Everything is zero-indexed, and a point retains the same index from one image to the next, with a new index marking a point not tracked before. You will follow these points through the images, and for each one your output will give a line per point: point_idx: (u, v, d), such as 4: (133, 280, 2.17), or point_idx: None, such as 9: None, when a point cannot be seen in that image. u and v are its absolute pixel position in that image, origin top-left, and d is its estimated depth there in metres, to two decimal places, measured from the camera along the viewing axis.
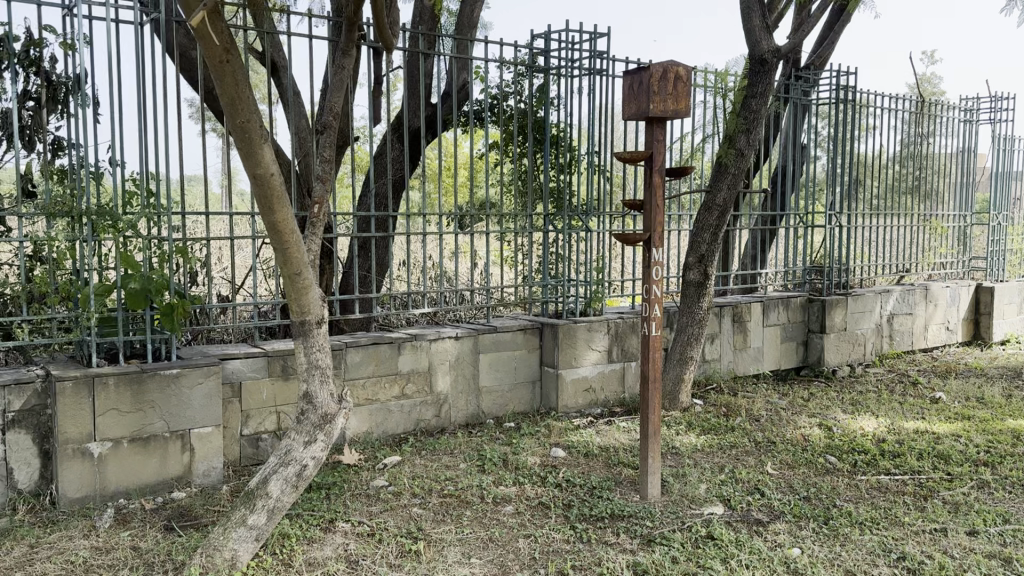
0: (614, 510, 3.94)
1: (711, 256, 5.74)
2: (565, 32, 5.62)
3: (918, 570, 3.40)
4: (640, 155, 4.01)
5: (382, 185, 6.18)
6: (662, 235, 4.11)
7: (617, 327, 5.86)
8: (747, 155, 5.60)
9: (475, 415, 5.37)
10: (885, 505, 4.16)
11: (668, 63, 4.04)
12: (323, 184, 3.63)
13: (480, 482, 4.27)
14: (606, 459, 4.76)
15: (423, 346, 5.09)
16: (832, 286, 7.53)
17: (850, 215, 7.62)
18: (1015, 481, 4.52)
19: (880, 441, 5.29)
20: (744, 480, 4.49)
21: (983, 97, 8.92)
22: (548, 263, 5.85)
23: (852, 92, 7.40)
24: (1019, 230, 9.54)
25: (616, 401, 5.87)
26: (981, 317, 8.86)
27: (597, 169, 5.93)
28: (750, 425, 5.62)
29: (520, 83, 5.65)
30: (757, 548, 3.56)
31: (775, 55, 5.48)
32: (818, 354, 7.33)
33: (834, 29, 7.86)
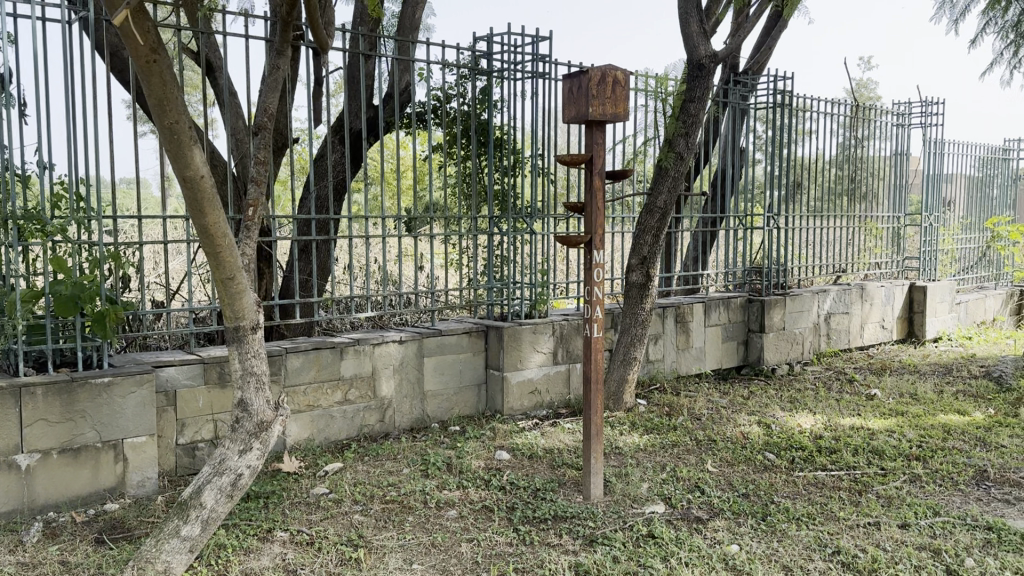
0: (557, 512, 3.95)
1: (653, 257, 5.79)
2: (508, 35, 5.63)
3: (852, 564, 3.48)
4: (580, 158, 4.02)
5: (323, 188, 6.10)
6: (603, 237, 4.13)
7: (562, 328, 5.88)
8: (686, 158, 5.67)
9: (420, 419, 5.33)
10: (821, 501, 4.25)
11: (607, 67, 4.06)
12: (257, 186, 3.56)
13: (423, 487, 4.24)
14: (550, 460, 4.78)
15: (365, 350, 5.03)
16: (771, 286, 7.69)
17: (788, 217, 7.78)
18: (945, 474, 4.67)
19: (817, 437, 5.41)
20: (684, 479, 4.55)
21: (915, 103, 9.20)
22: (493, 266, 5.84)
23: (789, 96, 7.57)
24: (950, 231, 9.86)
25: (561, 402, 5.90)
26: (914, 316, 9.14)
27: (541, 172, 5.95)
28: (691, 424, 5.69)
29: (463, 86, 5.63)
30: (696, 545, 3.60)
31: (712, 60, 5.57)
32: (758, 353, 7.47)
33: (771, 35, 8.03)
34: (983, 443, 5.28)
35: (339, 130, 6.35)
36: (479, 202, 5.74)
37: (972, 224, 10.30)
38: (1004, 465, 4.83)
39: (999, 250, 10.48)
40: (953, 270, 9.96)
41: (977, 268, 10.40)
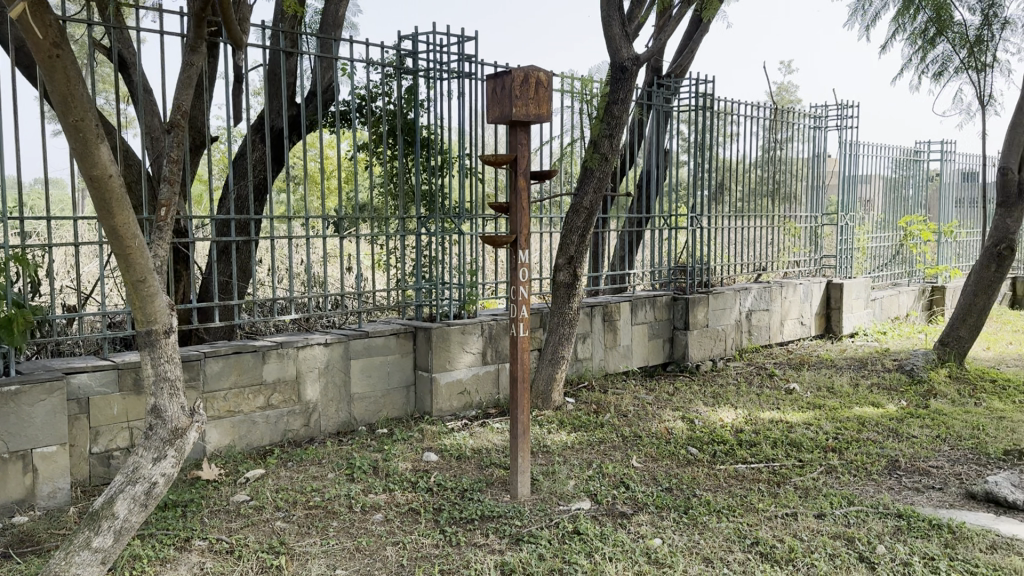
0: (484, 513, 3.95)
1: (580, 257, 5.84)
2: (433, 34, 5.61)
3: (769, 554, 3.58)
4: (503, 158, 4.03)
5: (243, 187, 5.97)
6: (528, 237, 4.14)
7: (491, 328, 5.89)
8: (611, 160, 5.75)
9: (346, 422, 5.25)
10: (741, 493, 4.37)
11: (530, 68, 4.07)
12: (170, 186, 3.45)
13: (348, 491, 4.18)
14: (478, 460, 4.78)
15: (289, 354, 4.94)
16: (695, 284, 7.85)
17: (710, 217, 7.96)
18: (859, 465, 4.85)
19: (738, 431, 5.56)
20: (610, 475, 4.61)
21: (832, 106, 9.53)
22: (421, 266, 5.79)
23: (710, 99, 7.75)
24: (864, 230, 10.23)
25: (489, 402, 5.90)
26: (831, 312, 9.47)
27: (468, 172, 5.93)
28: (618, 421, 5.78)
29: (388, 85, 5.58)
30: (620, 540, 3.65)
31: (634, 63, 5.66)
32: (683, 350, 7.63)
33: (693, 38, 8.20)
34: (895, 434, 5.50)
35: (259, 129, 6.23)
36: (405, 202, 5.70)
37: (887, 223, 10.72)
38: (914, 455, 5.04)
39: (912, 248, 10.93)
40: (867, 267, 10.34)
41: (892, 265, 10.82)
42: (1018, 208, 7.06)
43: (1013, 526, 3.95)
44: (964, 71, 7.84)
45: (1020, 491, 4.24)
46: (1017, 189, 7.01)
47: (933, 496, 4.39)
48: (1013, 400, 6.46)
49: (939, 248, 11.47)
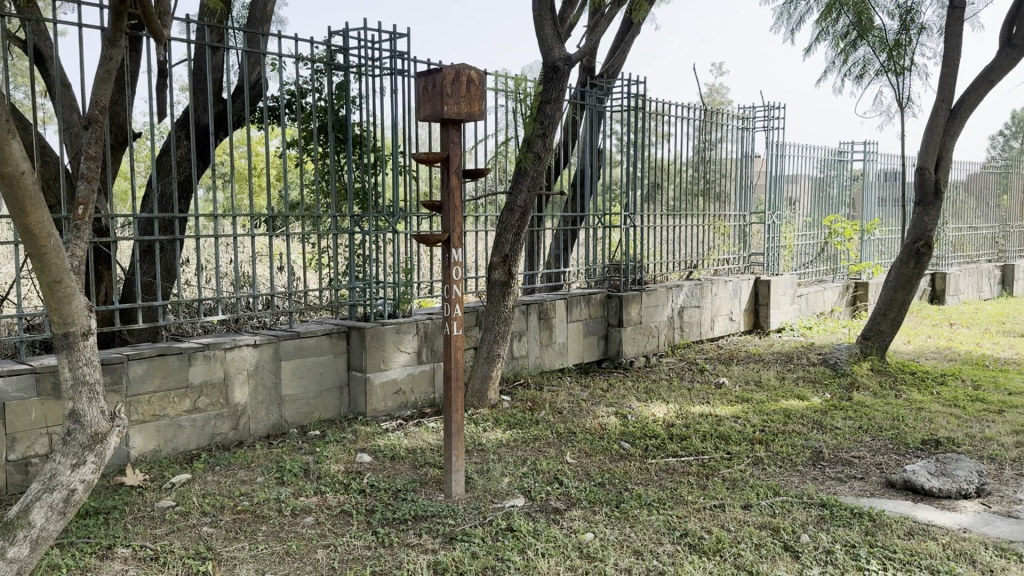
0: (417, 513, 3.93)
1: (514, 256, 5.85)
2: (364, 30, 5.55)
3: (697, 545, 3.66)
4: (436, 156, 4.00)
5: (167, 185, 5.80)
6: (461, 235, 4.13)
7: (426, 328, 5.86)
8: (544, 158, 5.78)
9: (278, 425, 5.16)
10: (671, 486, 4.46)
11: (461, 67, 4.05)
12: (88, 183, 3.32)
13: (278, 495, 4.11)
14: (412, 460, 4.75)
15: (217, 356, 4.83)
16: (629, 282, 7.97)
17: (643, 216, 8.08)
18: (784, 456, 4.99)
19: (670, 426, 5.67)
20: (544, 471, 4.64)
21: (759, 107, 9.76)
22: (354, 265, 5.72)
23: (643, 100, 7.86)
24: (790, 228, 10.53)
25: (425, 402, 5.88)
26: (759, 308, 9.73)
27: (402, 170, 5.88)
28: (553, 418, 5.83)
29: (319, 81, 5.50)
30: (552, 536, 3.68)
31: (566, 63, 5.70)
32: (618, 347, 7.74)
33: (624, 40, 8.31)
34: (820, 426, 5.68)
35: (184, 125, 6.06)
36: (337, 200, 5.62)
37: (813, 222, 11.06)
38: (837, 446, 5.22)
39: (836, 246, 11.30)
40: (794, 264, 10.64)
41: (817, 262, 11.12)
42: (934, 206, 7.36)
43: (929, 512, 4.13)
44: (883, 75, 8.11)
45: (935, 478, 4.44)
46: (933, 188, 7.31)
47: (855, 485, 4.56)
48: (930, 391, 6.75)
49: (862, 246, 11.87)
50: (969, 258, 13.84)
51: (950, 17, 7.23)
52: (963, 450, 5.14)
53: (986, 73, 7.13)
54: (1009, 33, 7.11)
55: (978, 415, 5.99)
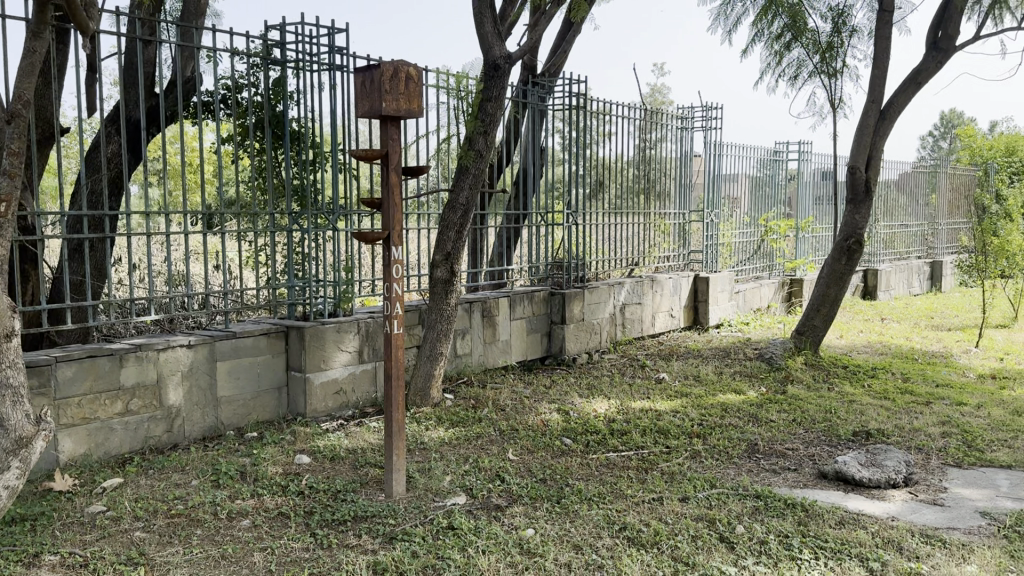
0: (357, 513, 3.90)
1: (457, 254, 5.84)
2: (301, 25, 5.46)
3: (636, 538, 3.71)
4: (375, 153, 3.96)
5: (97, 182, 5.63)
6: (401, 234, 4.09)
7: (367, 327, 5.81)
8: (486, 156, 5.77)
9: (213, 427, 5.06)
10: (611, 481, 4.52)
11: (399, 63, 4.02)
12: (10, 179, 3.21)
13: (213, 498, 4.04)
14: (352, 461, 4.71)
15: (150, 357, 4.71)
16: (571, 280, 8.03)
17: (586, 214, 8.14)
18: (721, 449, 5.10)
19: (610, 421, 5.74)
20: (486, 469, 4.65)
21: (698, 108, 9.93)
22: (293, 263, 5.63)
23: (584, 99, 7.92)
24: (729, 226, 10.73)
25: (366, 401, 5.84)
26: (699, 304, 9.91)
27: (341, 167, 5.81)
28: (495, 415, 5.84)
29: (255, 76, 5.40)
30: (493, 533, 3.69)
31: (507, 61, 5.70)
32: (561, 344, 7.80)
33: (566, 39, 8.36)
34: (755, 419, 5.82)
35: (114, 120, 5.89)
36: (275, 197, 5.52)
37: (751, 220, 11.31)
38: (772, 439, 5.35)
39: (772, 244, 11.58)
40: (732, 261, 10.86)
41: (754, 259, 11.36)
42: (864, 204, 7.59)
43: (859, 502, 4.27)
44: (817, 76, 8.33)
45: (865, 469, 4.58)
46: (864, 188, 7.53)
47: (789, 477, 4.68)
48: (862, 384, 6.97)
49: (797, 243, 12.20)
50: (900, 255, 14.32)
51: (879, 21, 7.47)
52: (892, 441, 5.32)
53: (913, 75, 7.38)
54: (935, 37, 7.37)
55: (906, 407, 6.21)
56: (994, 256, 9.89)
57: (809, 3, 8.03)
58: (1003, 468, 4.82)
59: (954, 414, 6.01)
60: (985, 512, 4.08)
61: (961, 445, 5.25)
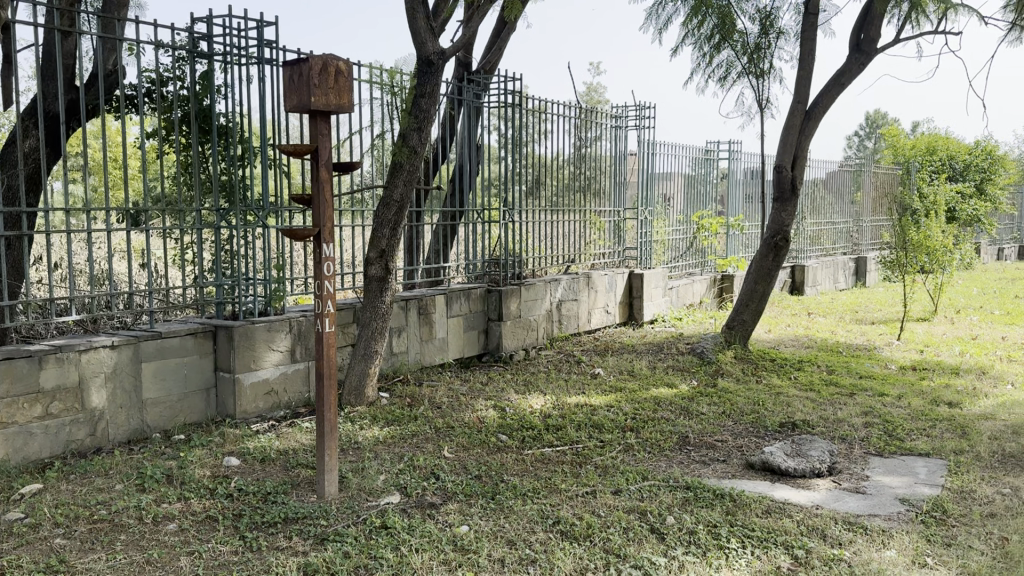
0: (288, 515, 3.84)
1: (392, 251, 5.78)
2: (228, 17, 5.34)
3: (569, 531, 3.75)
4: (303, 148, 3.89)
5: (13, 177, 5.41)
6: (332, 230, 4.03)
7: (299, 326, 5.71)
8: (420, 153, 5.72)
9: (139, 430, 4.92)
10: (546, 475, 4.55)
11: (328, 57, 3.96)
12: None
13: (138, 502, 3.92)
14: (283, 462, 4.63)
15: (71, 358, 4.55)
16: (508, 277, 8.04)
17: (523, 211, 8.16)
18: (653, 442, 5.19)
19: (546, 417, 5.78)
20: (420, 467, 4.63)
21: (632, 106, 10.05)
22: (221, 261, 5.50)
23: (520, 97, 7.93)
24: (663, 223, 10.91)
25: (298, 401, 5.75)
26: (633, 300, 10.06)
27: (271, 162, 5.69)
28: (431, 413, 5.82)
29: (180, 69, 5.26)
30: (427, 530, 3.68)
31: (440, 57, 5.65)
32: (497, 340, 7.81)
33: (501, 36, 8.36)
34: (686, 412, 5.94)
35: (31, 113, 5.65)
36: (201, 193, 5.38)
37: (684, 217, 11.51)
38: (702, 431, 5.46)
39: (704, 241, 11.83)
40: (666, 258, 11.04)
41: (687, 256, 11.57)
42: (791, 202, 7.79)
43: (786, 491, 4.40)
44: (745, 77, 8.51)
45: (791, 458, 4.71)
46: (790, 186, 7.72)
47: (718, 468, 4.79)
48: (789, 376, 7.18)
49: (728, 240, 12.48)
50: (827, 251, 14.76)
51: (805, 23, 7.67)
52: (817, 432, 5.48)
53: (837, 76, 7.62)
54: (857, 39, 7.62)
55: (831, 398, 6.42)
56: (914, 253, 10.29)
57: (738, 5, 8.19)
58: (921, 456, 5.02)
59: (876, 404, 6.23)
60: (903, 499, 4.24)
61: (882, 434, 5.45)
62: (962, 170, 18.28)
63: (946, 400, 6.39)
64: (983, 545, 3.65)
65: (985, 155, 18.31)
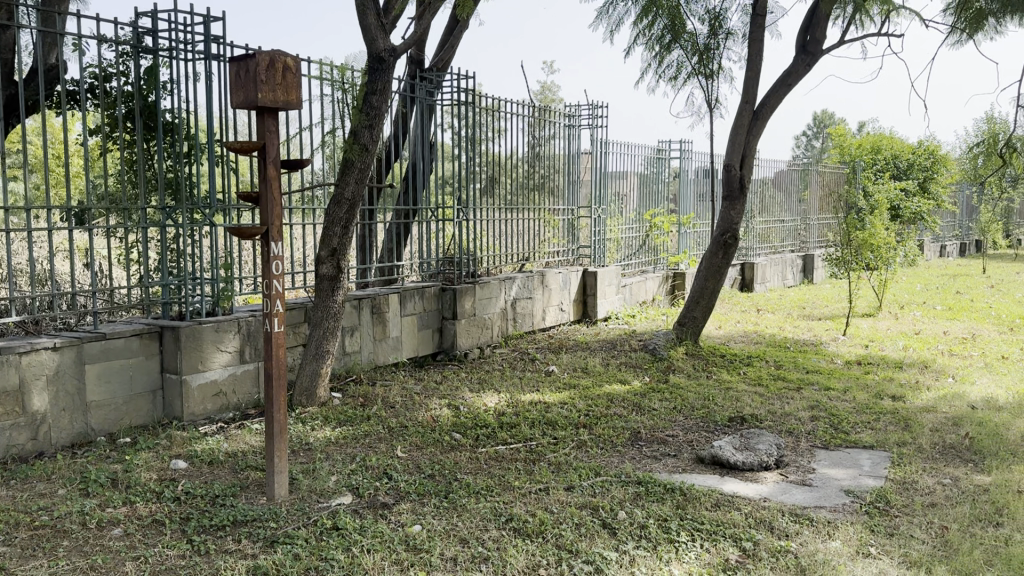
0: (237, 518, 3.78)
1: (343, 250, 5.72)
2: (174, 12, 5.23)
3: (522, 528, 3.77)
4: (250, 145, 3.84)
5: None
6: (281, 228, 3.97)
7: (248, 326, 5.63)
8: (372, 151, 5.67)
9: (83, 433, 4.80)
10: (499, 473, 4.56)
11: (276, 53, 3.91)
12: None
13: (81, 507, 3.83)
14: (232, 464, 4.56)
15: (11, 360, 4.42)
16: (462, 275, 8.02)
17: (477, 209, 8.13)
18: (605, 438, 5.23)
19: (500, 414, 5.79)
20: (373, 467, 4.60)
21: (585, 106, 10.10)
22: (168, 261, 5.39)
23: (474, 95, 7.91)
24: (616, 222, 10.99)
25: (247, 403, 5.66)
26: (587, 298, 10.13)
27: (219, 160, 5.59)
28: (384, 412, 5.78)
29: (125, 65, 5.14)
30: (379, 531, 3.66)
31: (391, 54, 5.60)
32: (452, 339, 7.80)
33: (453, 34, 8.33)
34: (638, 408, 6.00)
35: None
36: (147, 190, 5.27)
37: (637, 215, 11.61)
38: (653, 427, 5.52)
39: (657, 239, 11.97)
40: (619, 256, 11.13)
41: (640, 254, 11.69)
42: (740, 201, 7.91)
43: (735, 484, 4.47)
44: (695, 77, 8.62)
45: (739, 452, 4.80)
46: (739, 185, 7.85)
47: (668, 462, 4.85)
48: (738, 372, 7.31)
49: (680, 238, 12.64)
50: (775, 249, 15.04)
51: (752, 24, 7.80)
52: (765, 426, 5.59)
53: (784, 77, 7.76)
54: (803, 40, 7.76)
55: (778, 392, 6.55)
56: (859, 250, 10.52)
57: (687, 6, 8.28)
58: (866, 449, 5.15)
59: (822, 398, 6.37)
60: (848, 491, 4.35)
61: (828, 427, 5.57)
62: (906, 169, 18.77)
63: (890, 393, 6.57)
64: (924, 534, 3.77)
65: (927, 155, 18.82)
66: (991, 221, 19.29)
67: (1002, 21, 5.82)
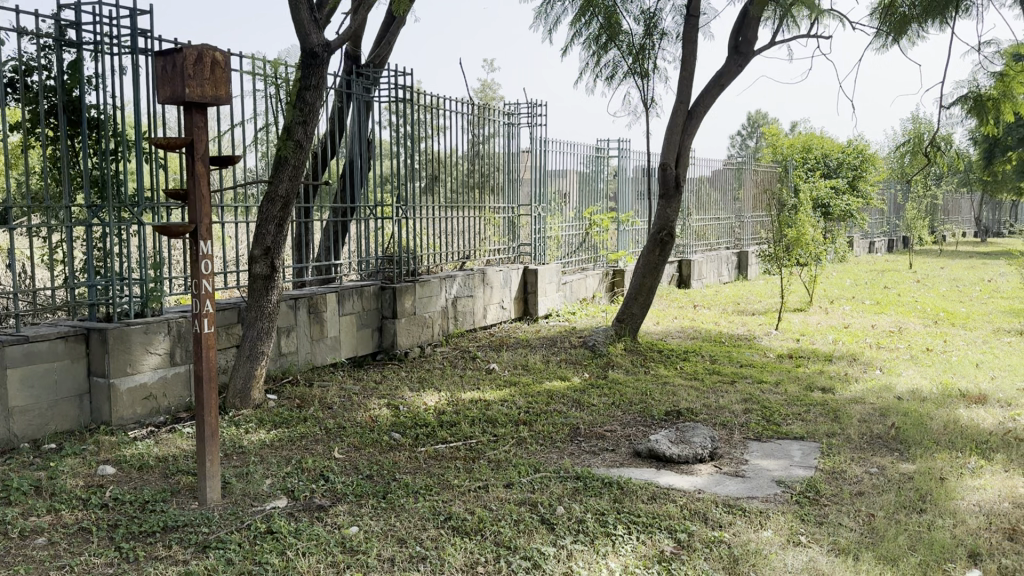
0: (167, 523, 3.69)
1: (278, 249, 5.62)
2: (98, 4, 5.06)
3: (460, 527, 3.76)
4: (177, 141, 3.74)
5: None
6: (210, 227, 3.89)
7: (179, 327, 5.49)
8: (306, 148, 5.58)
9: (5, 440, 4.62)
10: (439, 472, 4.55)
11: (203, 47, 3.82)
12: None
13: (2, 516, 3.68)
14: (162, 469, 4.45)
15: None
16: (401, 274, 7.96)
17: (417, 208, 8.08)
18: (544, 435, 5.27)
19: (439, 413, 5.77)
20: (310, 469, 4.54)
21: (524, 104, 10.12)
22: (94, 261, 5.21)
23: (412, 92, 7.85)
24: (556, 219, 11.06)
25: (179, 406, 5.53)
26: (528, 295, 10.17)
27: (147, 156, 5.43)
28: (321, 413, 5.71)
29: (46, 58, 4.95)
30: (315, 534, 3.61)
31: (325, 49, 5.50)
32: (391, 338, 7.74)
33: (390, 31, 8.27)
34: (578, 404, 6.05)
35: None
36: (71, 188, 5.09)
37: (577, 213, 11.70)
38: (592, 422, 5.58)
39: (596, 237, 12.07)
40: (559, 254, 11.20)
41: (580, 251, 11.79)
42: (675, 199, 8.04)
43: (670, 477, 4.55)
44: (631, 76, 8.71)
45: (674, 445, 4.87)
46: (675, 183, 7.98)
47: (607, 457, 4.92)
48: (675, 366, 7.44)
49: (619, 235, 12.79)
50: (712, 245, 15.34)
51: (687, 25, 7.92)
52: (700, 419, 5.70)
53: (717, 77, 7.91)
54: (736, 41, 7.92)
55: (714, 386, 6.68)
56: (789, 248, 10.68)
57: (623, 5, 8.37)
58: (797, 440, 5.29)
59: (756, 391, 6.53)
60: (780, 481, 4.46)
61: (760, 420, 5.71)
62: (836, 167, 19.36)
63: (820, 385, 6.76)
64: (851, 522, 3.89)
65: (857, 154, 19.44)
66: (916, 219, 20.03)
67: (925, 26, 6.06)
